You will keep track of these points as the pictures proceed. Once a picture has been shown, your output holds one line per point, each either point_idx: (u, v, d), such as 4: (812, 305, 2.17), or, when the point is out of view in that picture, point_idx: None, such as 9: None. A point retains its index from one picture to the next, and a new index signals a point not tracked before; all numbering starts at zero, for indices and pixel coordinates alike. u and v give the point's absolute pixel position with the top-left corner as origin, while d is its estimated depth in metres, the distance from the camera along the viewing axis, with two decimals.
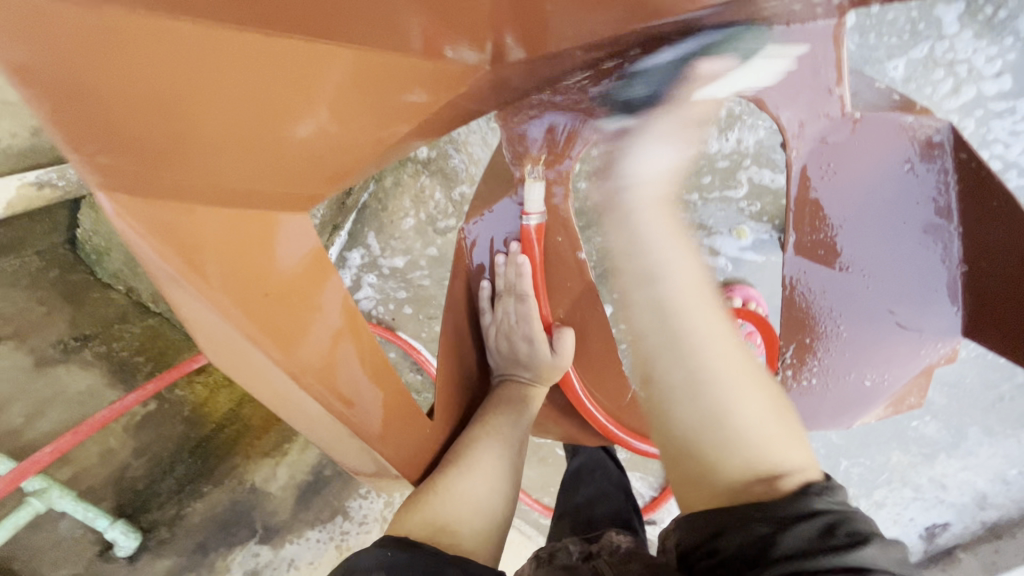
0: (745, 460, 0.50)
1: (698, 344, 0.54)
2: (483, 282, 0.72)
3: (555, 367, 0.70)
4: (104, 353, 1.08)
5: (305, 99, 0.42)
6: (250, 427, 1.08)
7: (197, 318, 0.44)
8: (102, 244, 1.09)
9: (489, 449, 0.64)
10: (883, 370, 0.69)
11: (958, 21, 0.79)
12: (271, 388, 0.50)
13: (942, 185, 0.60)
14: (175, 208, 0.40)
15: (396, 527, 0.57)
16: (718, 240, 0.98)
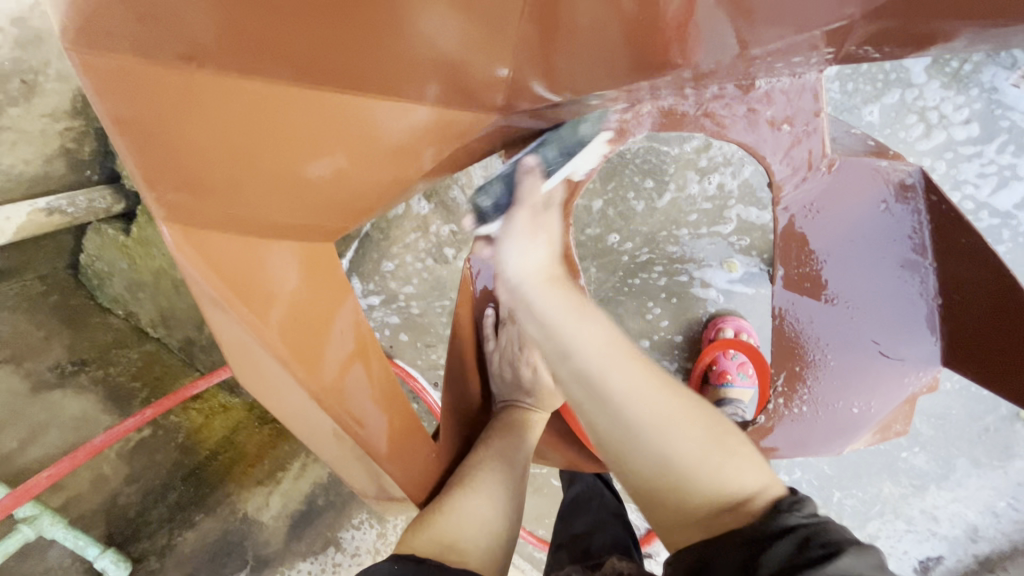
0: (705, 492, 0.50)
1: (621, 397, 0.52)
2: (488, 309, 0.72)
3: (554, 394, 0.72)
4: (100, 378, 1.07)
5: (338, 143, 0.46)
6: (244, 455, 1.07)
7: (232, 336, 0.48)
8: (105, 268, 1.10)
9: (492, 472, 0.65)
10: (871, 398, 0.69)
11: (926, 72, 0.85)
12: (292, 408, 0.52)
13: (916, 226, 0.64)
14: (224, 236, 0.46)
15: (402, 546, 0.57)
16: (709, 272, 1.03)
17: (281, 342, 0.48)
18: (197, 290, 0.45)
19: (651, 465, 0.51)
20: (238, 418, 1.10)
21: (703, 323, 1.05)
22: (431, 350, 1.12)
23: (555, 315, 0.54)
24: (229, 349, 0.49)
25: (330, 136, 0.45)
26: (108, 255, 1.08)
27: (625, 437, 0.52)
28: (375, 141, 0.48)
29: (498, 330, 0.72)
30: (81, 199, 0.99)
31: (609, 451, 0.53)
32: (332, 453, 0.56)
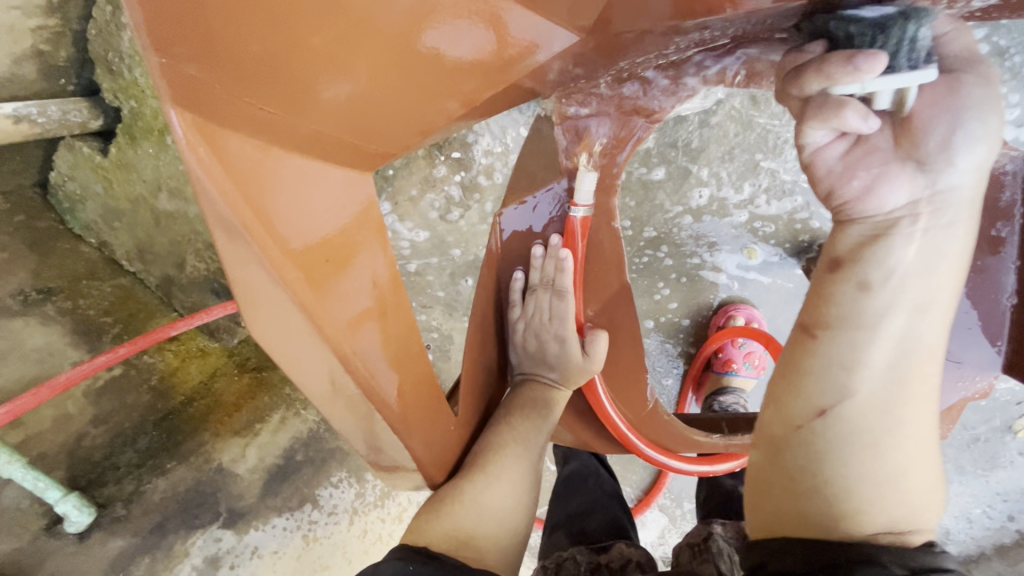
0: (885, 515, 0.45)
1: (899, 381, 0.44)
2: (517, 273, 0.66)
3: (584, 370, 0.65)
4: (69, 310, 0.99)
5: (394, 54, 0.40)
6: (221, 404, 1.02)
7: (247, 273, 0.42)
8: (78, 191, 1.00)
9: (514, 455, 0.61)
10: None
11: (980, 60, 0.79)
12: (301, 361, 0.47)
13: (1006, 216, 0.59)
14: (243, 140, 0.40)
15: (414, 533, 0.58)
16: (724, 257, 0.98)
17: (301, 283, 0.42)
18: (204, 200, 0.39)
19: (848, 475, 0.45)
20: (216, 364, 1.05)
21: (713, 309, 1.03)
22: (427, 311, 1.06)
23: (942, 274, 0.43)
24: (241, 284, 0.43)
25: (375, 40, 0.38)
26: (80, 174, 0.98)
27: (866, 439, 0.45)
28: (429, 65, 0.42)
29: (526, 296, 0.67)
30: (52, 109, 0.89)
31: (829, 444, 0.46)
32: (343, 414, 0.51)
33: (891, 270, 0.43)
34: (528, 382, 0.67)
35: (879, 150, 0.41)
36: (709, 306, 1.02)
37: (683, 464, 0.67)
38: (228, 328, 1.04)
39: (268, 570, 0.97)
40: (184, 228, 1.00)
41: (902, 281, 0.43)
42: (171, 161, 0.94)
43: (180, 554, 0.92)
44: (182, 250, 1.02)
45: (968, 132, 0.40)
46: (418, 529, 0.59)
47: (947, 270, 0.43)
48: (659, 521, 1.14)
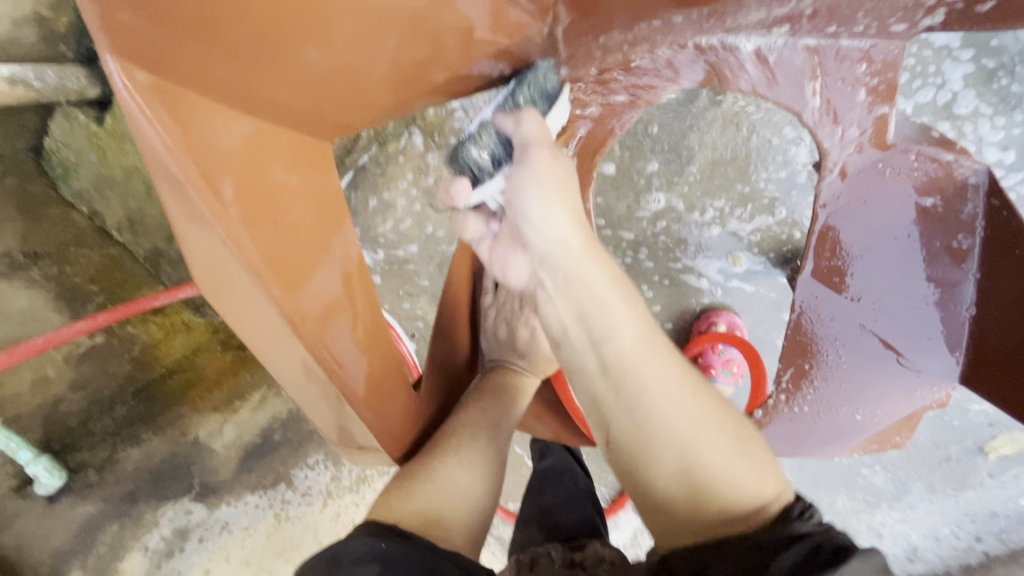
0: (718, 506, 0.50)
1: (655, 399, 0.52)
2: None
3: (553, 359, 0.68)
4: (54, 276, 1.00)
5: (357, 20, 0.40)
6: (202, 378, 1.02)
7: (203, 244, 0.42)
8: (72, 158, 1.00)
9: (480, 437, 0.61)
10: (875, 405, 0.68)
11: (964, 79, 0.80)
12: (260, 334, 0.47)
13: (968, 229, 0.61)
14: (193, 97, 0.39)
15: (380, 510, 0.54)
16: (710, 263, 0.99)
17: (257, 254, 0.43)
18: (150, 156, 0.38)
19: (669, 477, 0.52)
20: (201, 339, 1.03)
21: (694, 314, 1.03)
22: (412, 299, 1.07)
23: (597, 288, 0.53)
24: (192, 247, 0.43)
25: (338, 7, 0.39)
26: (74, 142, 0.99)
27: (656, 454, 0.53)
28: (391, 36, 0.43)
29: (498, 284, 0.68)
30: (49, 75, 0.89)
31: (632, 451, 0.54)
32: (303, 389, 0.51)
33: (594, 281, 0.52)
34: (495, 369, 0.68)
35: (508, 240, 0.58)
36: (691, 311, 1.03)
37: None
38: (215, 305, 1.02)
39: (236, 546, 0.98)
40: None
41: (604, 289, 0.53)
42: None
43: (149, 523, 0.95)
44: (172, 223, 1.03)
45: (531, 205, 0.53)
46: (385, 507, 0.55)
47: (596, 261, 0.53)
48: (631, 522, 1.14)
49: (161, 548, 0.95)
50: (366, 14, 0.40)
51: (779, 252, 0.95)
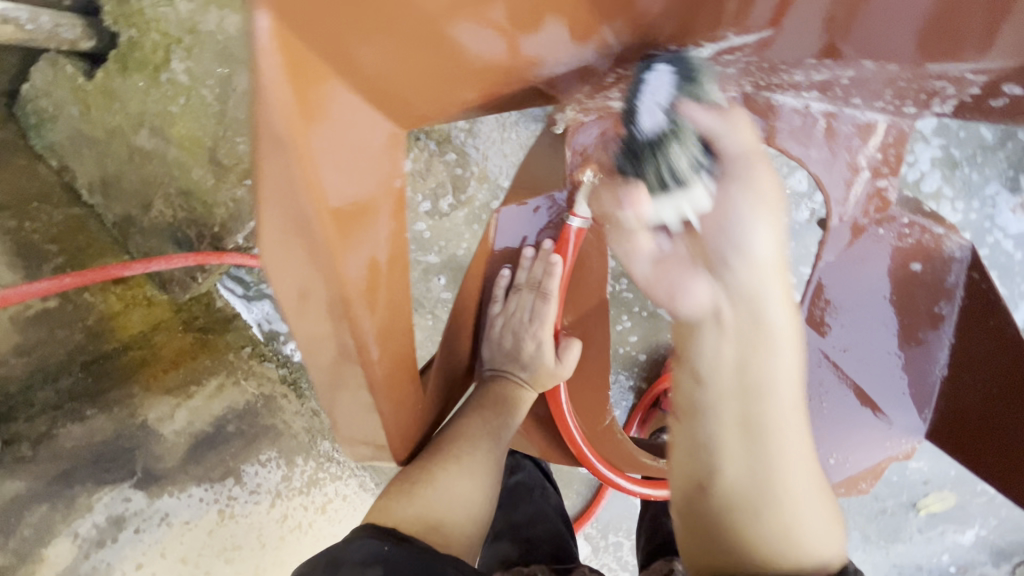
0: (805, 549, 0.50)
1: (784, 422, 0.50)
2: (504, 269, 0.67)
3: (555, 375, 0.66)
4: (10, 229, 0.94)
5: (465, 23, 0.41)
6: (158, 357, 0.98)
7: (285, 209, 0.40)
8: (50, 109, 0.95)
9: (480, 447, 0.62)
10: (848, 451, 0.71)
11: (933, 161, 0.88)
12: (303, 308, 0.45)
13: (948, 296, 0.68)
14: (315, 60, 0.37)
15: (383, 513, 0.55)
16: None
17: (332, 227, 0.42)
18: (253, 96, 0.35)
19: (768, 511, 0.50)
20: (160, 316, 0.99)
21: (668, 349, 1.07)
22: None
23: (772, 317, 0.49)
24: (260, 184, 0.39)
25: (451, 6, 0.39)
26: (55, 93, 0.93)
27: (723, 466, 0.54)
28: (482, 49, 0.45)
29: (509, 293, 0.68)
30: (43, 18, 0.83)
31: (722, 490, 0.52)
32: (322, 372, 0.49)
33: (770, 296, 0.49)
34: (496, 378, 0.67)
35: (677, 260, 0.52)
36: (666, 346, 1.06)
37: (634, 489, 0.63)
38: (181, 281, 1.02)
39: (174, 541, 0.92)
40: (158, 170, 0.96)
41: (767, 297, 0.49)
42: (161, 100, 0.90)
43: (82, 509, 0.88)
44: (150, 192, 0.97)
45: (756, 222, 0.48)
46: (385, 510, 0.56)
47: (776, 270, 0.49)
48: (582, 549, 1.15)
49: (91, 537, 0.88)
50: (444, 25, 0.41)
51: None
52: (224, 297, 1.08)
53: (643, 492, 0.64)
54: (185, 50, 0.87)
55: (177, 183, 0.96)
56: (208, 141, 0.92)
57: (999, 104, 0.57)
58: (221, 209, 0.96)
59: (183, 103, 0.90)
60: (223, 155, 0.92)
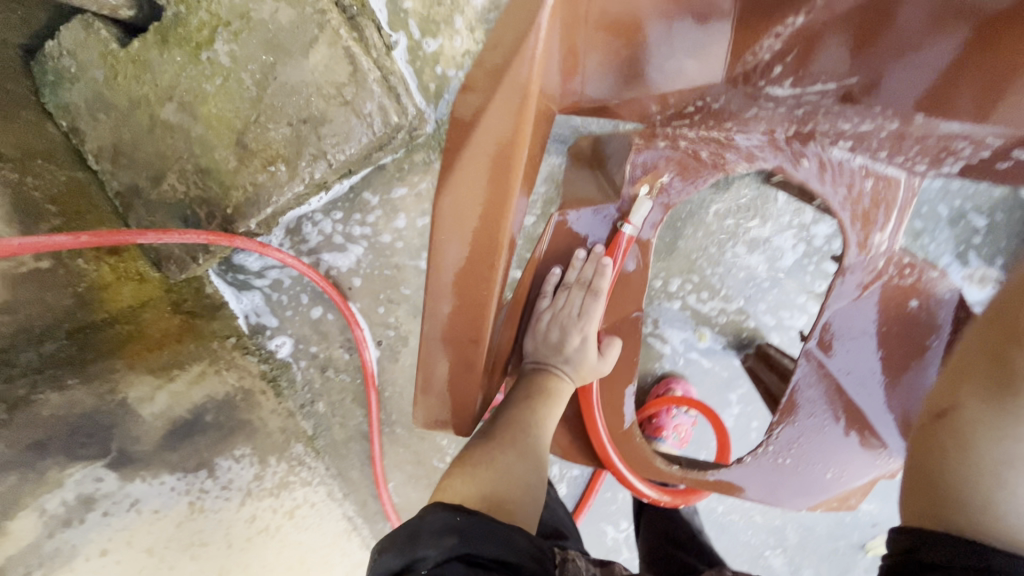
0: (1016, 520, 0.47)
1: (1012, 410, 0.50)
2: (555, 270, 0.69)
3: (596, 370, 0.67)
4: (12, 182, 0.83)
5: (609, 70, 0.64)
6: (144, 336, 0.95)
7: (492, 140, 0.59)
8: (72, 69, 0.92)
9: (531, 434, 0.64)
10: (845, 464, 0.67)
11: None
12: (461, 223, 0.62)
13: (938, 331, 0.66)
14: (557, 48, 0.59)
15: (447, 492, 0.58)
16: (680, 334, 1.08)
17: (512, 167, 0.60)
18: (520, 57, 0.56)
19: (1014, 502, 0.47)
20: (151, 294, 1.00)
21: (655, 377, 1.11)
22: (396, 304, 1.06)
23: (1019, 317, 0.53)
24: (485, 117, 0.59)
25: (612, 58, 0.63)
26: (83, 55, 0.92)
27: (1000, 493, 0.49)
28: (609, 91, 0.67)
29: (557, 290, 0.69)
30: None
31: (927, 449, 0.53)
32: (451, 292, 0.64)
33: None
34: (543, 371, 0.68)
35: None
36: (653, 374, 1.11)
37: (646, 491, 0.67)
38: (179, 261, 1.00)
39: (141, 528, 0.86)
40: (179, 145, 0.94)
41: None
42: (196, 77, 0.91)
43: (51, 484, 0.78)
44: (164, 166, 0.95)
45: None
46: (449, 490, 0.59)
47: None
48: None
49: (58, 515, 0.78)
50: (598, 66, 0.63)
51: (739, 336, 1.07)
52: (215, 285, 1.10)
53: (655, 495, 0.68)
54: (233, 34, 0.88)
55: (195, 161, 0.95)
56: (238, 125, 0.92)
57: (1003, 166, 0.64)
58: (238, 192, 0.96)
59: (220, 84, 0.91)
60: (251, 141, 0.93)
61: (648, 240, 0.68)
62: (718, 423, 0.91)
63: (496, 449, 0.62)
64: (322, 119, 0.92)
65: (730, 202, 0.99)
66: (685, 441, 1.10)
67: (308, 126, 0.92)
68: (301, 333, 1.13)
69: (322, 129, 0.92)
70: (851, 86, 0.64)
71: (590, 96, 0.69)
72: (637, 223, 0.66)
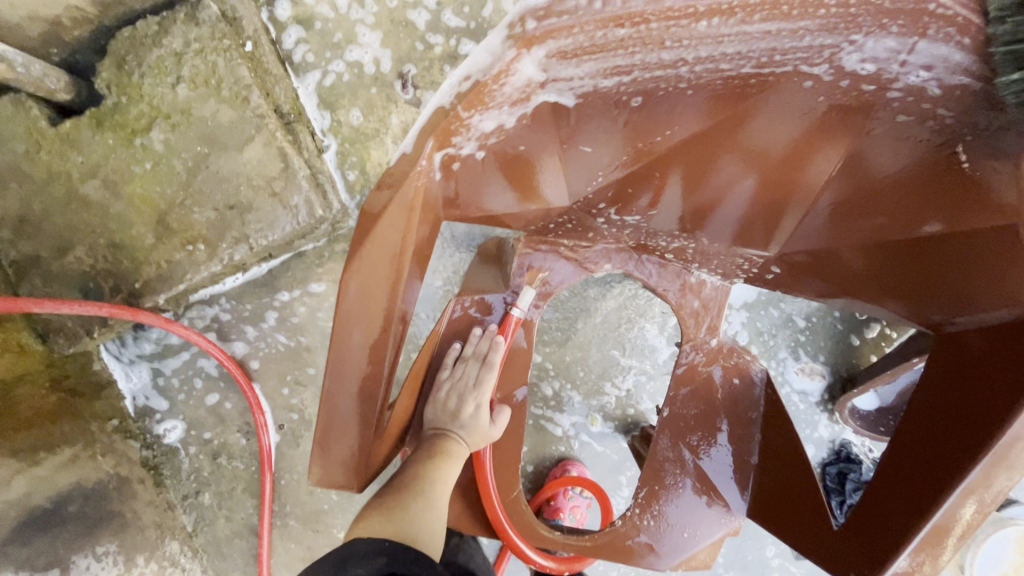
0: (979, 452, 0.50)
1: None
2: (454, 344, 0.77)
3: (487, 436, 0.74)
4: None
5: (524, 182, 0.66)
6: (12, 413, 0.89)
7: (386, 234, 0.62)
8: None
9: (431, 483, 0.68)
10: (698, 524, 0.77)
11: (741, 325, 1.19)
12: (358, 303, 0.64)
13: (755, 405, 0.79)
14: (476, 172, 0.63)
15: (363, 531, 0.62)
16: (576, 420, 1.19)
17: (404, 256, 0.64)
18: (410, 177, 0.60)
19: None
20: (30, 368, 0.93)
21: (553, 461, 1.19)
22: (297, 390, 1.13)
23: None
24: (379, 225, 0.62)
25: (518, 173, 0.64)
26: (6, 127, 0.93)
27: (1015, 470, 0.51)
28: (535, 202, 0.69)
29: (456, 362, 0.77)
30: (35, 67, 0.85)
31: None
32: (345, 370, 0.66)
33: None
34: (437, 436, 0.73)
35: None
36: (550, 457, 1.18)
37: (535, 558, 0.72)
38: (71, 334, 0.97)
39: None
40: (95, 221, 0.96)
41: None
42: (126, 160, 0.95)
43: None
44: (74, 239, 0.95)
45: None
46: (364, 529, 0.63)
47: None
48: None
49: None
50: (506, 173, 0.64)
51: (627, 420, 1.19)
52: (104, 362, 1.05)
53: (542, 563, 0.73)
54: (171, 126, 0.96)
55: (109, 236, 0.96)
56: (162, 206, 0.97)
57: (771, 277, 0.80)
58: (149, 268, 0.98)
59: (150, 167, 0.96)
60: (173, 221, 0.97)
61: (532, 320, 0.79)
62: (604, 498, 0.99)
63: (406, 495, 0.67)
64: (249, 206, 0.99)
65: (610, 302, 1.16)
66: (582, 523, 1.16)
67: (234, 213, 0.99)
68: (195, 417, 1.09)
69: (247, 216, 0.99)
70: (687, 215, 0.72)
71: (489, 211, 0.69)
72: (523, 306, 0.76)
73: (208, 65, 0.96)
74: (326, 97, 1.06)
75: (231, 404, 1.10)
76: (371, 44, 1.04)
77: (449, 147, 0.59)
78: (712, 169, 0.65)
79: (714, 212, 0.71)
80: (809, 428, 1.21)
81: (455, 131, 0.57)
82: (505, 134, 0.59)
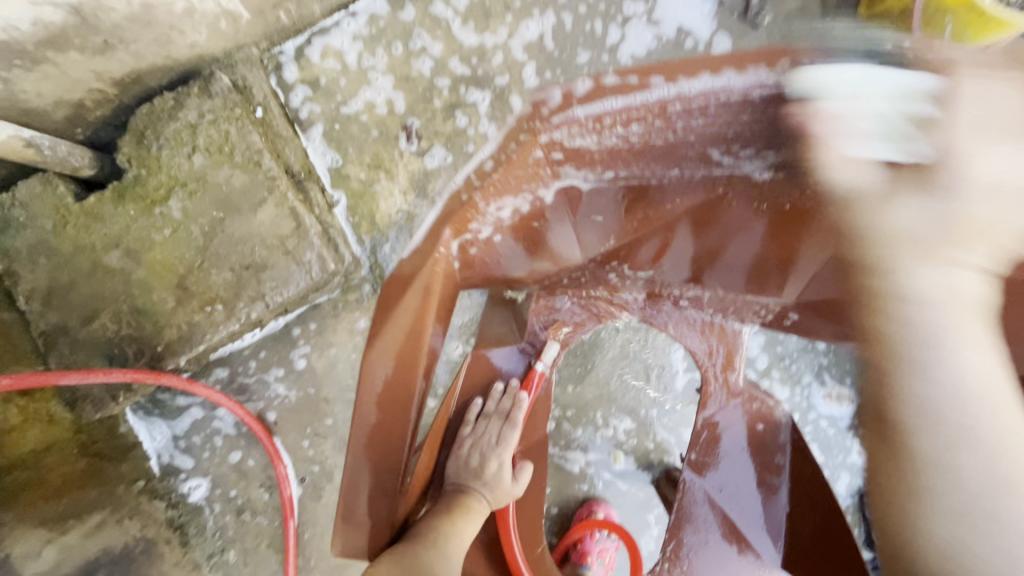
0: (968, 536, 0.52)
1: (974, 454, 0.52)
2: (477, 400, 0.82)
3: (510, 494, 0.77)
4: None
5: (533, 249, 0.74)
6: (42, 483, 0.94)
7: (407, 300, 0.68)
8: (21, 218, 0.98)
9: (444, 541, 0.69)
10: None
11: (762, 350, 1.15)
12: (385, 364, 0.68)
13: (780, 450, 0.82)
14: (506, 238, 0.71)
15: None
16: (598, 459, 1.16)
17: (427, 318, 0.68)
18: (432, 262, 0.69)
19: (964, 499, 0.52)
20: (59, 436, 0.97)
21: (578, 502, 1.16)
22: (317, 441, 1.13)
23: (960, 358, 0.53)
24: (408, 293, 0.68)
25: (529, 242, 0.73)
26: (35, 206, 0.98)
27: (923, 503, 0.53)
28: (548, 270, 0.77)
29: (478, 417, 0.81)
30: (60, 148, 0.90)
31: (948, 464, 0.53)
32: (371, 429, 0.68)
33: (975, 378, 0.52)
34: (462, 492, 0.76)
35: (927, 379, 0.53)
36: (575, 498, 1.16)
37: None
38: (96, 400, 0.98)
39: None
40: (118, 289, 0.99)
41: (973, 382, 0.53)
42: (147, 228, 0.99)
43: None
44: (99, 306, 0.99)
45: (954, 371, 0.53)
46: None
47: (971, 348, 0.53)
48: None
49: None
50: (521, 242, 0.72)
51: (649, 457, 1.16)
52: (129, 425, 1.06)
53: None
54: (189, 193, 1.00)
55: (133, 303, 0.99)
56: (181, 270, 1.00)
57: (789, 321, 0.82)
58: (171, 330, 1.01)
59: (168, 234, 1.00)
60: (192, 284, 1.00)
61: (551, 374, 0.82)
62: (634, 545, 0.95)
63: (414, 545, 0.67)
64: (263, 266, 1.02)
65: (627, 335, 1.14)
66: (611, 568, 1.12)
67: (250, 273, 1.01)
68: (218, 475, 1.10)
69: (263, 275, 1.02)
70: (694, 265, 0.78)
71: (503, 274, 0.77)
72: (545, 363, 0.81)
73: (222, 134, 1.00)
74: (336, 149, 1.09)
75: (253, 461, 1.11)
76: (383, 87, 1.09)
77: (464, 234, 0.69)
78: (710, 221, 0.72)
79: (721, 256, 0.76)
80: (842, 455, 1.17)
81: (469, 217, 0.68)
82: (520, 216, 0.69)
